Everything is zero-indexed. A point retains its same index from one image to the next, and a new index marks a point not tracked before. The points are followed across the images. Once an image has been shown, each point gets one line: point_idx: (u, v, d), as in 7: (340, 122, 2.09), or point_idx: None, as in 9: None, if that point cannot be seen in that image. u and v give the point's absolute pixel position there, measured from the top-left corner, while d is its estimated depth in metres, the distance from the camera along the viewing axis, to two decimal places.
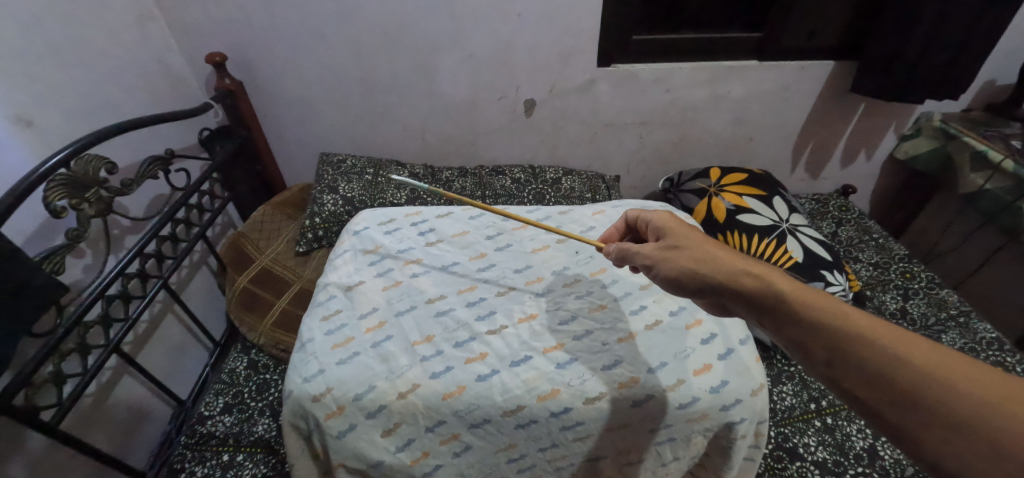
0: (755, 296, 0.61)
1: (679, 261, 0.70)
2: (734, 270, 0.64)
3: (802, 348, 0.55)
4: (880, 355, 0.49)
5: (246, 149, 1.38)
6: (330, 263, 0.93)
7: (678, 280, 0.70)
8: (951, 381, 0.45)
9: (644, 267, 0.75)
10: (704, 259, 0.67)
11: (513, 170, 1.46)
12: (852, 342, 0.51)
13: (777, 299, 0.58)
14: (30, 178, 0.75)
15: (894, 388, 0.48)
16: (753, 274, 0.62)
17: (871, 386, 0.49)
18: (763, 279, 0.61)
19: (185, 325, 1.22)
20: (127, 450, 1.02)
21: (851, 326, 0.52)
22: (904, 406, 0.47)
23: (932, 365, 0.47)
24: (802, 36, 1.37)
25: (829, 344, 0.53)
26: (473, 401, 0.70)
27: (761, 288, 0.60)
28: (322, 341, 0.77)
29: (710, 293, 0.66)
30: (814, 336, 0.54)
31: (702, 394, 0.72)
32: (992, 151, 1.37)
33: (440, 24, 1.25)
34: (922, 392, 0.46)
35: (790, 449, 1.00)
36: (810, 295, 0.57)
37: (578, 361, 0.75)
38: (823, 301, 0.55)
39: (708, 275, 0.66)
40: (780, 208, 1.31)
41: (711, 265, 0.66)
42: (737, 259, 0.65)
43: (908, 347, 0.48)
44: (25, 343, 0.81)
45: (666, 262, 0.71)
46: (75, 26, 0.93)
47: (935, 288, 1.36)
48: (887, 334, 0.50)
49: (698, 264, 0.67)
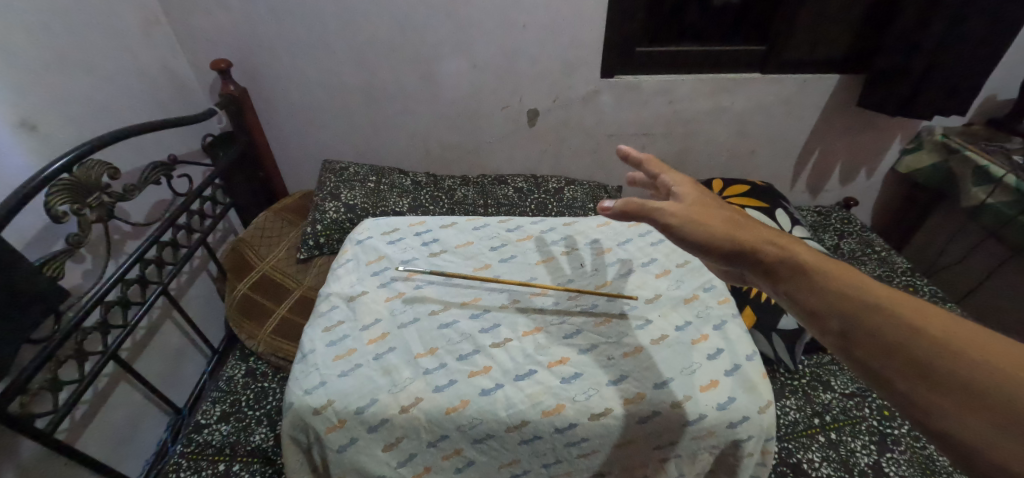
0: (772, 264, 0.58)
1: (701, 224, 0.65)
2: (757, 237, 0.61)
3: (812, 316, 0.52)
4: (897, 324, 0.46)
5: (249, 155, 1.38)
6: (333, 272, 0.92)
7: (695, 242, 0.65)
8: (968, 351, 0.42)
9: (662, 228, 0.67)
10: (730, 226, 0.64)
11: (515, 180, 1.47)
12: (865, 309, 0.48)
13: (797, 268, 0.56)
14: (33, 182, 0.75)
15: (906, 356, 0.44)
16: (775, 243, 0.60)
17: (882, 354, 0.46)
18: (783, 249, 0.58)
19: (184, 332, 1.21)
20: (122, 458, 1.01)
21: (866, 294, 0.49)
22: (915, 375, 0.43)
23: (948, 335, 0.43)
24: (804, 50, 1.37)
25: (840, 311, 0.50)
26: (478, 416, 0.70)
27: (780, 256, 0.58)
28: (324, 353, 0.77)
29: (729, 259, 0.63)
30: (828, 305, 0.51)
31: (710, 410, 0.71)
32: (994, 167, 1.37)
33: (444, 34, 1.25)
34: (936, 362, 0.43)
35: (794, 465, 0.98)
36: (829, 265, 0.54)
37: (584, 376, 0.74)
38: (842, 271, 0.53)
39: (729, 240, 0.62)
40: (783, 221, 1.31)
41: (736, 230, 0.63)
42: (758, 230, 0.63)
43: (925, 316, 0.45)
44: (23, 349, 0.80)
45: (687, 223, 0.65)
46: (81, 31, 0.94)
47: (938, 303, 1.36)
48: (903, 303, 0.47)
49: (724, 230, 0.64)
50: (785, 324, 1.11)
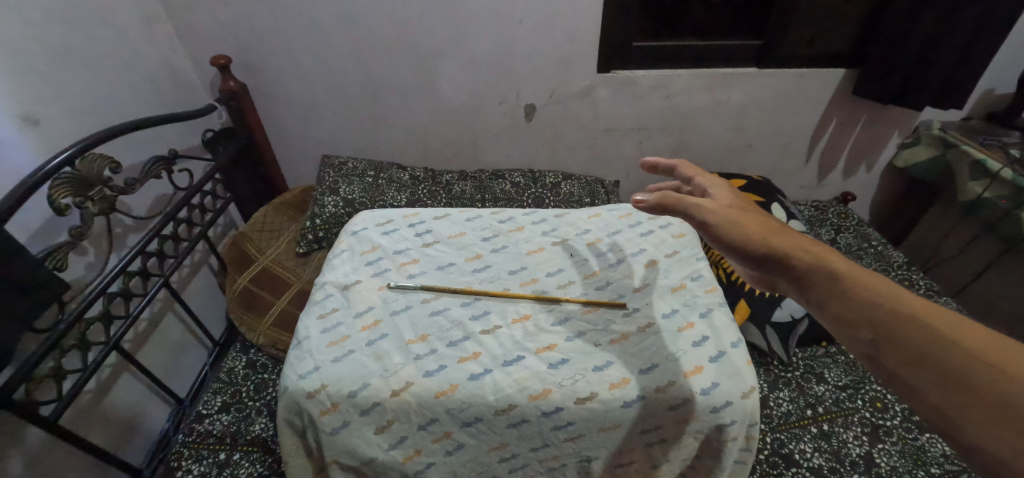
0: (802, 269, 0.55)
1: (737, 223, 0.62)
2: (790, 242, 0.58)
3: (842, 324, 0.50)
4: (935, 338, 0.44)
5: (250, 150, 1.39)
6: (328, 262, 0.94)
7: (729, 241, 0.62)
8: (1007, 368, 0.41)
9: (698, 224, 0.64)
10: (765, 229, 0.61)
11: (513, 174, 1.48)
12: (900, 319, 0.47)
13: (831, 275, 0.53)
14: (38, 174, 0.77)
15: (941, 370, 0.43)
16: (806, 249, 0.57)
17: (917, 367, 0.44)
18: (814, 254, 0.56)
19: (186, 325, 1.23)
20: (125, 447, 1.04)
21: (902, 305, 0.48)
22: (951, 390, 0.42)
23: (985, 350, 0.42)
24: (800, 45, 1.37)
25: (874, 321, 0.47)
26: (466, 400, 0.71)
27: (810, 262, 0.55)
28: (318, 339, 0.78)
29: (760, 262, 0.59)
30: (861, 313, 0.49)
31: (694, 395, 0.72)
32: (990, 161, 1.38)
33: (441, 29, 1.26)
34: (972, 377, 0.41)
35: (786, 456, 0.99)
36: (861, 273, 0.52)
37: (571, 361, 0.75)
38: (875, 280, 0.51)
39: (762, 244, 0.59)
40: (778, 214, 1.32)
41: (770, 234, 0.60)
42: (789, 233, 0.60)
43: (961, 331, 0.44)
44: (27, 338, 0.82)
45: (724, 221, 0.63)
46: (83, 28, 0.96)
47: (933, 297, 1.36)
48: (938, 316, 0.46)
49: (761, 233, 0.60)
50: (778, 317, 1.12)
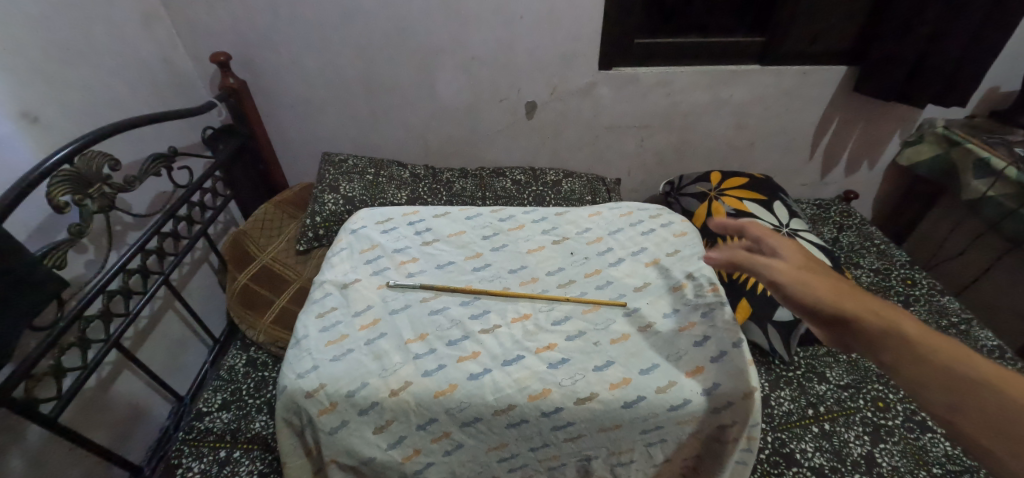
0: (872, 331, 0.57)
1: (807, 283, 0.63)
2: (860, 305, 0.60)
3: (919, 389, 0.52)
4: (1013, 408, 0.47)
5: (250, 148, 1.39)
6: (327, 261, 0.93)
7: (798, 301, 0.63)
8: None
9: (768, 283, 0.66)
10: (834, 290, 0.62)
11: (513, 172, 1.47)
12: (975, 387, 0.49)
13: (903, 340, 0.55)
14: (37, 172, 0.76)
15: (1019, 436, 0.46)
16: (875, 311, 0.59)
17: (998, 436, 0.47)
18: (884, 317, 0.57)
19: (186, 322, 1.23)
20: (125, 444, 1.04)
21: (976, 372, 0.50)
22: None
23: None
24: (804, 42, 1.36)
25: (951, 389, 0.50)
26: (465, 399, 0.71)
27: (881, 325, 0.57)
28: (317, 338, 0.78)
29: (828, 323, 0.61)
30: (938, 380, 0.51)
31: (695, 396, 0.72)
32: (994, 159, 1.37)
33: (441, 26, 1.25)
34: None
35: (787, 455, 0.99)
36: (933, 337, 0.54)
37: (571, 361, 0.75)
38: (946, 345, 0.53)
39: (831, 305, 0.61)
40: (780, 213, 1.31)
41: (840, 296, 0.61)
42: (856, 294, 0.62)
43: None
44: (26, 336, 0.82)
45: (794, 281, 0.64)
46: (81, 24, 0.95)
47: (936, 296, 1.36)
48: (1013, 386, 0.48)
49: (830, 294, 0.62)
50: (780, 316, 1.11)
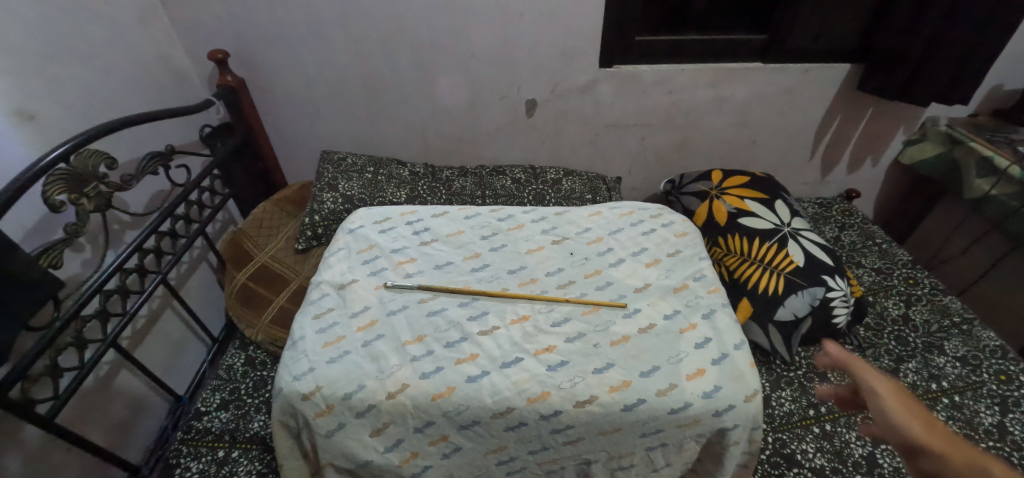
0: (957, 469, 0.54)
1: (897, 405, 0.62)
2: (952, 444, 0.56)
3: None
4: None
5: (248, 146, 1.38)
6: (324, 261, 0.92)
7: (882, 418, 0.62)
8: None
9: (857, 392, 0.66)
10: (929, 422, 0.59)
11: (513, 170, 1.46)
12: None
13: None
14: (33, 171, 0.76)
15: None
16: (969, 454, 0.54)
17: None
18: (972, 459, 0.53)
19: (184, 321, 1.22)
20: (124, 444, 1.03)
21: None
22: None
23: None
24: (806, 39, 1.35)
25: None
26: (463, 402, 0.70)
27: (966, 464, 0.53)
28: (314, 340, 0.77)
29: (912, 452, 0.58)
30: None
31: (696, 399, 0.71)
32: (998, 157, 1.36)
33: (441, 23, 1.24)
34: None
35: (788, 456, 0.98)
36: None
37: (571, 363, 0.74)
38: None
39: (917, 433, 0.58)
40: (782, 212, 1.30)
41: (933, 429, 0.58)
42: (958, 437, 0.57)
43: None
44: (23, 336, 0.82)
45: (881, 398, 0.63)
46: (78, 22, 0.94)
47: (939, 295, 1.35)
48: None
49: (922, 425, 0.59)
50: (781, 316, 1.11)
